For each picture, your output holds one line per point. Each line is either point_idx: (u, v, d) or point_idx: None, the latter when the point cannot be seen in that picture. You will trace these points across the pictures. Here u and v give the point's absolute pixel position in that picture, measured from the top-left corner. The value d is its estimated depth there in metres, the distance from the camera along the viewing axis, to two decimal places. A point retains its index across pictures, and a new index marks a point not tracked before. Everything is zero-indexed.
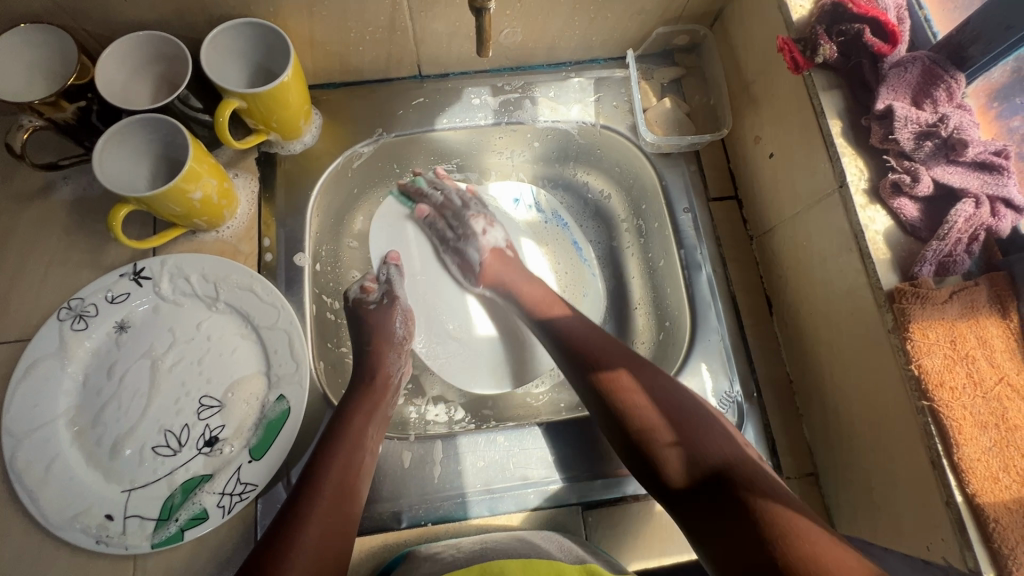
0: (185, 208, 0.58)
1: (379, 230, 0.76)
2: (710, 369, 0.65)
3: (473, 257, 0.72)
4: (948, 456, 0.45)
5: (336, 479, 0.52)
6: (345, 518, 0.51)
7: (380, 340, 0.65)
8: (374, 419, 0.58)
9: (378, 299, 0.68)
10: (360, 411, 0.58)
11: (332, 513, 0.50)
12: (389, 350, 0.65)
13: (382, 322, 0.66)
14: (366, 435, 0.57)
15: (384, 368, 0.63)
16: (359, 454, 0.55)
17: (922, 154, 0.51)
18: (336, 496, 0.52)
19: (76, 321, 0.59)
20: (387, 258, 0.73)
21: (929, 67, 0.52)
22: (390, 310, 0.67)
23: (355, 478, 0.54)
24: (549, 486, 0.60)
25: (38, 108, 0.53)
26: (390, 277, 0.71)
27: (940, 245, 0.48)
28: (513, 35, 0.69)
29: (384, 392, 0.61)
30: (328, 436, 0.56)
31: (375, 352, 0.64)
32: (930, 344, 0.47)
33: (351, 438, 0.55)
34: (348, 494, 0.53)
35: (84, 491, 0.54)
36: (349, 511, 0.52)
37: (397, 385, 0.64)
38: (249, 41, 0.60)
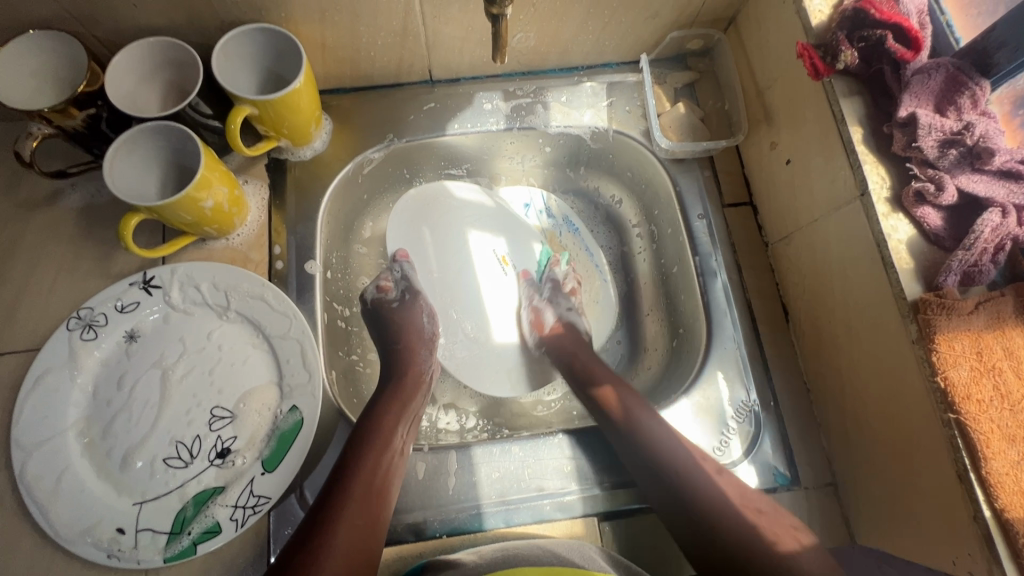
0: (196, 216, 0.57)
1: (395, 227, 0.74)
2: (726, 378, 0.64)
3: (547, 319, 0.72)
4: (976, 470, 0.45)
5: (366, 480, 0.53)
6: (375, 518, 0.52)
7: (409, 336, 0.66)
8: (403, 420, 0.59)
9: (399, 297, 0.69)
10: (390, 411, 0.59)
11: (361, 517, 0.51)
12: (421, 346, 0.67)
13: (409, 318, 0.68)
14: (394, 434, 0.57)
15: (415, 366, 0.65)
16: (388, 455, 0.55)
17: (946, 162, 0.50)
18: (365, 498, 0.52)
19: (85, 331, 0.58)
20: (397, 256, 0.72)
21: (953, 73, 0.51)
22: (415, 307, 0.69)
23: (384, 479, 0.54)
24: (565, 498, 0.59)
25: (48, 116, 0.52)
26: (407, 275, 0.71)
27: (965, 255, 0.47)
28: (525, 39, 0.68)
29: (414, 391, 0.62)
30: (356, 437, 0.56)
31: (403, 349, 0.65)
32: (956, 355, 0.46)
33: (381, 438, 0.56)
34: (378, 495, 0.53)
35: (95, 504, 0.54)
36: (379, 511, 0.52)
37: (428, 384, 0.65)
38: (260, 47, 0.59)
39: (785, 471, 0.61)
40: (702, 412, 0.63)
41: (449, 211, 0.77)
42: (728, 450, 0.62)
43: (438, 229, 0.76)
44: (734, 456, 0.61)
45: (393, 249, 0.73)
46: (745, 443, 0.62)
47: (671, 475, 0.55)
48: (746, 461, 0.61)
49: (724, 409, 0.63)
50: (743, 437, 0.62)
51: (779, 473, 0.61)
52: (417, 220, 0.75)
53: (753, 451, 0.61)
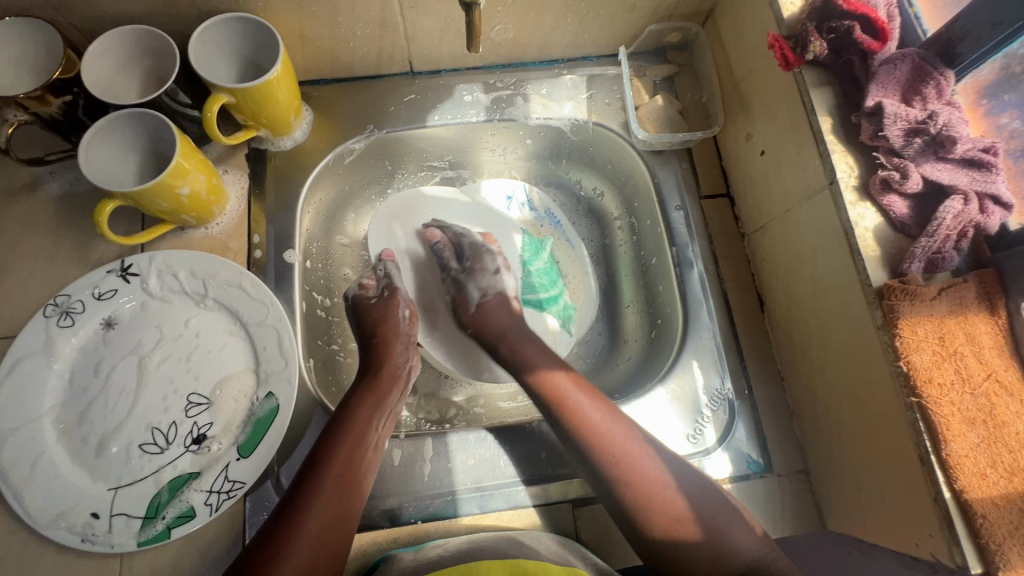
0: (173, 203, 0.58)
1: (382, 213, 0.75)
2: (701, 366, 0.65)
3: (473, 297, 0.69)
4: (937, 453, 0.45)
5: (338, 473, 0.52)
6: (348, 511, 0.52)
7: (387, 330, 0.64)
8: (379, 413, 0.58)
9: (378, 293, 0.67)
10: (365, 405, 0.58)
11: (332, 510, 0.51)
12: (397, 342, 0.64)
13: (386, 313, 0.66)
14: (371, 428, 0.57)
15: (392, 362, 0.63)
16: (363, 448, 0.55)
17: (911, 151, 0.51)
18: (337, 492, 0.52)
19: (62, 318, 0.59)
20: (381, 256, 0.71)
21: (919, 64, 0.52)
22: (392, 303, 0.66)
23: (359, 472, 0.54)
24: (540, 484, 0.60)
25: (23, 102, 0.53)
26: (389, 273, 0.69)
27: (929, 241, 0.48)
28: (504, 31, 0.69)
29: (391, 384, 0.61)
30: (332, 430, 0.56)
31: (381, 344, 0.63)
32: (919, 340, 0.47)
33: (356, 432, 0.55)
34: (351, 488, 0.53)
35: (69, 489, 0.54)
36: (352, 504, 0.52)
37: (405, 380, 0.63)
38: (239, 37, 0.60)
39: (757, 459, 0.62)
40: (678, 399, 0.64)
41: (423, 202, 0.77)
42: (703, 437, 0.62)
43: (416, 224, 0.76)
44: (708, 443, 0.62)
45: (381, 249, 0.73)
46: (720, 430, 0.63)
47: (625, 476, 0.53)
48: (720, 448, 0.62)
49: (699, 397, 0.64)
50: (717, 425, 0.63)
51: (752, 460, 0.62)
52: (399, 213, 0.76)
53: (727, 438, 0.62)
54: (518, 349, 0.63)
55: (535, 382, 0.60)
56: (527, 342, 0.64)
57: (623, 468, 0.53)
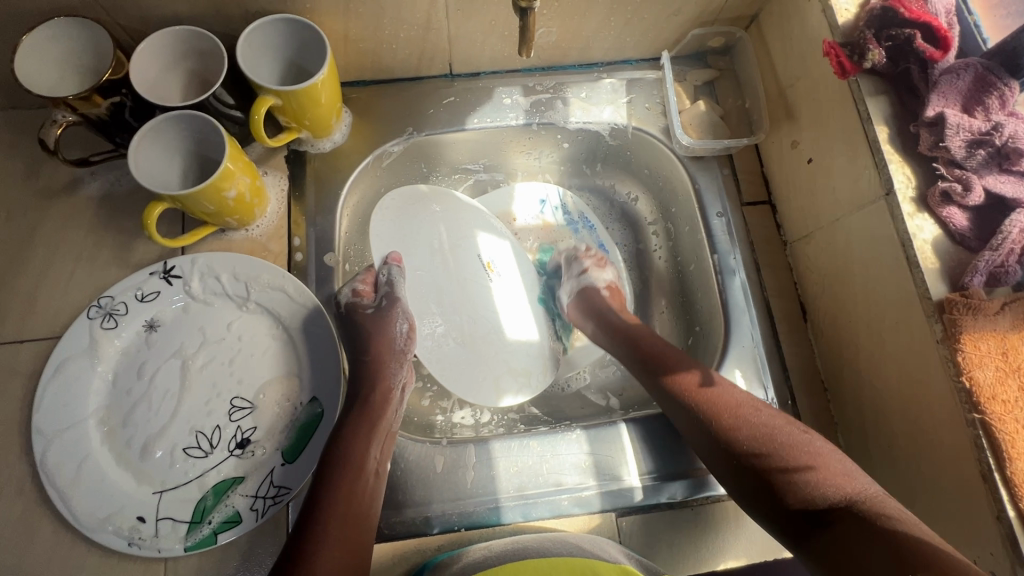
0: (218, 206, 0.57)
1: (380, 221, 0.68)
2: (743, 375, 0.64)
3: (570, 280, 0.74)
4: (1001, 470, 0.45)
5: (341, 513, 0.51)
6: (358, 544, 0.50)
7: (380, 348, 0.62)
8: (375, 439, 0.56)
9: (375, 303, 0.63)
10: (359, 432, 0.56)
11: (341, 549, 0.49)
12: (391, 360, 0.62)
13: (379, 329, 0.62)
14: (368, 456, 0.55)
15: (383, 383, 0.60)
16: (363, 478, 0.53)
17: (974, 162, 0.50)
18: (344, 530, 0.50)
19: (106, 319, 0.58)
20: (387, 257, 0.66)
21: (982, 73, 0.51)
22: (389, 318, 0.62)
23: (362, 504, 0.53)
24: (583, 493, 0.59)
25: (73, 103, 0.52)
26: (391, 279, 0.65)
27: (993, 255, 0.47)
28: (547, 35, 0.68)
29: (384, 408, 0.59)
30: (328, 464, 0.54)
31: (371, 364, 0.61)
32: (982, 356, 0.46)
33: (354, 462, 0.54)
34: (354, 520, 0.51)
35: (115, 492, 0.54)
36: (360, 536, 0.51)
37: (399, 398, 0.61)
38: (282, 38, 0.59)
39: None
40: None
41: (420, 209, 0.72)
42: None
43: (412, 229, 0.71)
44: None
45: (386, 252, 0.67)
46: None
47: (715, 412, 0.55)
48: None
49: None
50: None
51: None
52: (403, 212, 0.71)
53: None
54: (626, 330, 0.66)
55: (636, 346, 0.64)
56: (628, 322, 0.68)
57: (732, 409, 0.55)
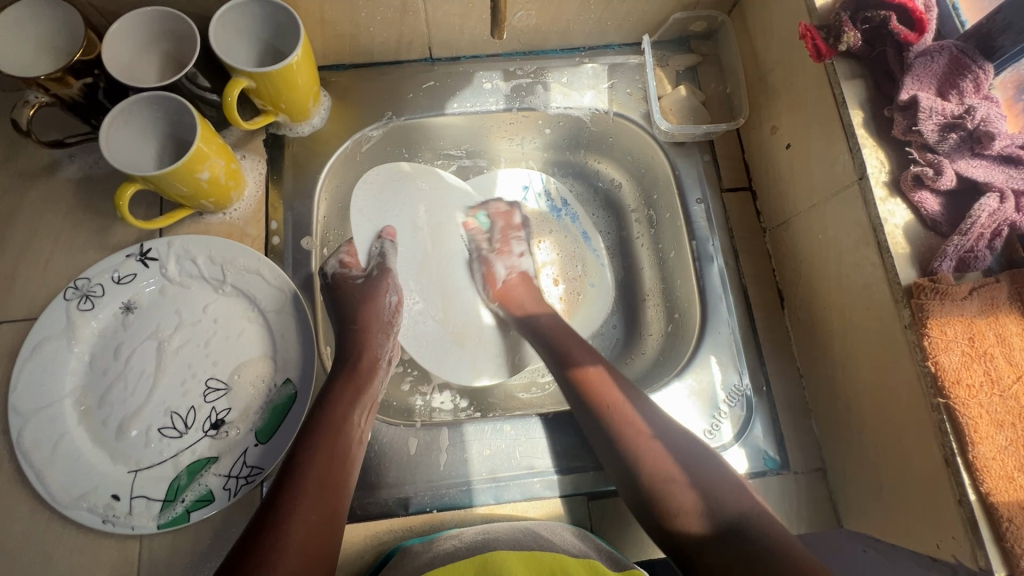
0: (193, 188, 0.57)
1: (360, 198, 0.71)
2: (719, 362, 0.65)
3: (500, 274, 0.73)
4: (963, 454, 0.45)
5: (318, 474, 0.51)
6: (334, 507, 0.51)
7: (369, 316, 0.63)
8: (359, 404, 0.57)
9: (364, 274, 0.66)
10: (344, 396, 0.57)
11: (317, 512, 0.49)
12: (378, 330, 0.63)
13: (372, 297, 0.64)
14: (350, 419, 0.56)
15: (371, 351, 0.61)
16: (344, 442, 0.54)
17: (946, 146, 0.49)
18: (320, 492, 0.50)
19: (82, 301, 0.59)
20: (381, 232, 0.70)
21: (957, 56, 0.50)
22: (382, 283, 0.66)
23: (342, 469, 0.53)
24: (556, 476, 0.60)
25: (44, 84, 0.52)
26: (383, 251, 0.69)
27: (962, 240, 0.47)
28: (527, 18, 0.67)
29: (371, 374, 0.60)
30: (312, 426, 0.54)
31: (361, 331, 0.62)
32: (948, 341, 0.46)
33: (336, 422, 0.55)
34: (333, 484, 0.51)
35: (90, 471, 0.54)
36: (337, 502, 0.51)
37: (385, 368, 0.62)
38: (256, 20, 0.59)
39: (774, 456, 0.61)
40: (696, 395, 0.64)
41: (397, 193, 0.73)
42: (720, 433, 0.62)
43: (390, 209, 0.72)
44: (724, 439, 0.62)
45: (381, 226, 0.71)
46: (736, 426, 0.62)
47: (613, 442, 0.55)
48: (737, 444, 0.61)
49: (717, 392, 0.64)
50: (734, 421, 0.63)
51: (769, 457, 0.61)
52: (387, 190, 0.73)
53: (744, 434, 0.62)
54: (560, 336, 0.65)
55: (586, 388, 0.59)
56: (569, 337, 0.65)
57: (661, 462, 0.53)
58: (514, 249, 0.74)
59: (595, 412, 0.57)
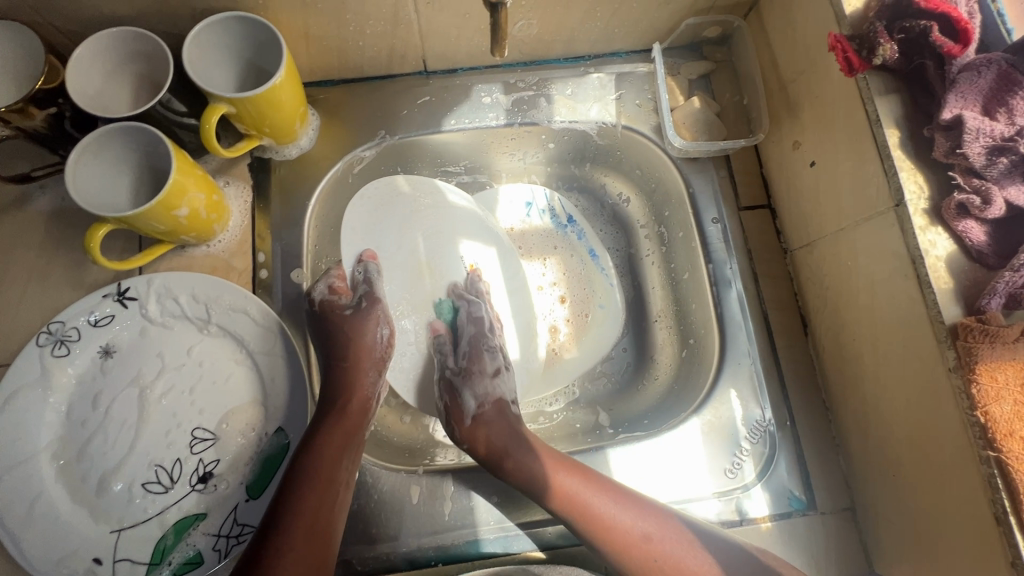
0: (171, 225, 0.53)
1: (353, 213, 0.65)
2: (739, 396, 0.61)
3: (467, 406, 0.60)
4: (1017, 515, 0.41)
5: (304, 530, 0.48)
6: (318, 564, 0.47)
7: (360, 351, 0.60)
8: (348, 450, 0.53)
9: (354, 303, 0.61)
10: (333, 440, 0.53)
11: (302, 567, 0.46)
12: (368, 366, 0.60)
13: (359, 331, 0.60)
14: (339, 468, 0.52)
15: (361, 390, 0.58)
16: (332, 491, 0.51)
17: (995, 172, 0.45)
18: (307, 548, 0.47)
19: (57, 346, 0.55)
20: (363, 256, 0.64)
21: (1007, 70, 0.45)
22: (370, 318, 0.61)
23: (328, 519, 0.50)
24: (568, 524, 0.56)
25: (4, 116, 0.48)
26: (369, 276, 0.63)
27: (1014, 276, 0.43)
28: (527, 28, 0.63)
29: (360, 416, 0.56)
30: (297, 474, 0.50)
31: (351, 368, 0.59)
32: (1000, 389, 0.42)
33: (325, 471, 0.51)
34: (322, 535, 0.48)
35: (70, 532, 0.51)
36: (326, 552, 0.48)
37: (375, 407, 0.59)
38: (238, 39, 0.54)
39: (800, 495, 0.58)
40: (712, 430, 0.60)
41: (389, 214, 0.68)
42: (742, 473, 0.58)
43: (380, 228, 0.67)
44: (746, 478, 0.58)
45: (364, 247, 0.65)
46: (759, 465, 0.59)
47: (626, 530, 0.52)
48: (761, 484, 0.58)
49: (737, 429, 0.60)
50: (756, 459, 0.59)
51: (794, 497, 0.58)
52: (381, 209, 0.67)
53: (767, 473, 0.58)
54: (528, 476, 0.55)
55: (550, 490, 0.54)
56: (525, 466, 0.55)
57: (645, 562, 0.51)
58: (489, 364, 0.63)
59: (554, 507, 0.53)
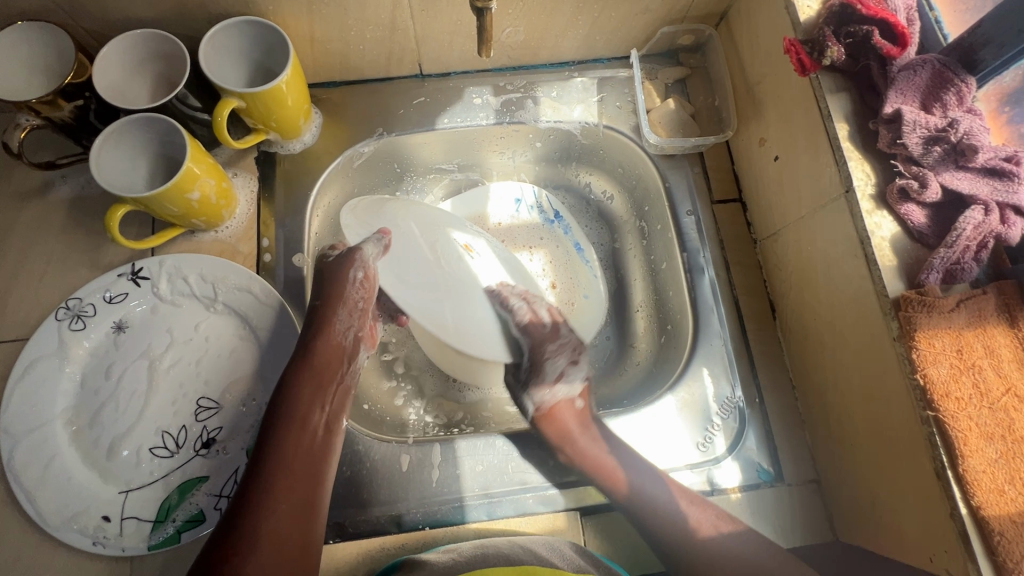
0: (182, 208, 0.58)
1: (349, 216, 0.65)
2: (711, 374, 0.65)
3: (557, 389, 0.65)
4: (953, 467, 0.45)
5: (285, 471, 0.53)
6: (309, 499, 0.52)
7: (333, 292, 0.61)
8: (321, 396, 0.57)
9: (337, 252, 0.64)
10: (305, 386, 0.57)
11: (286, 503, 0.51)
12: (340, 308, 0.61)
13: (334, 275, 0.61)
14: (313, 413, 0.57)
15: (333, 335, 0.60)
16: (307, 435, 0.55)
17: (931, 159, 0.49)
18: (288, 487, 0.52)
19: (74, 321, 0.59)
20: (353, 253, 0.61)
21: (940, 69, 0.51)
22: (342, 263, 0.61)
23: (311, 461, 0.54)
24: (547, 491, 0.60)
25: (35, 106, 0.53)
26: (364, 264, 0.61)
27: (947, 253, 0.47)
28: (515, 34, 0.68)
29: (333, 362, 0.59)
30: (274, 419, 0.55)
31: (324, 308, 0.61)
32: (937, 353, 0.46)
33: (299, 416, 0.56)
34: (302, 475, 0.53)
35: (80, 492, 0.54)
36: (312, 490, 0.53)
37: (349, 349, 0.62)
38: (249, 41, 0.60)
39: (768, 468, 0.61)
40: (687, 407, 0.64)
41: (384, 218, 0.65)
42: (713, 446, 0.62)
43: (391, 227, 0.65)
44: (717, 451, 0.62)
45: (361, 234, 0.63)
46: (729, 439, 0.62)
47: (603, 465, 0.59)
48: (731, 456, 0.61)
49: (708, 405, 0.64)
50: (727, 434, 0.62)
51: (762, 470, 0.61)
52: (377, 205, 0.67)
53: (737, 447, 0.62)
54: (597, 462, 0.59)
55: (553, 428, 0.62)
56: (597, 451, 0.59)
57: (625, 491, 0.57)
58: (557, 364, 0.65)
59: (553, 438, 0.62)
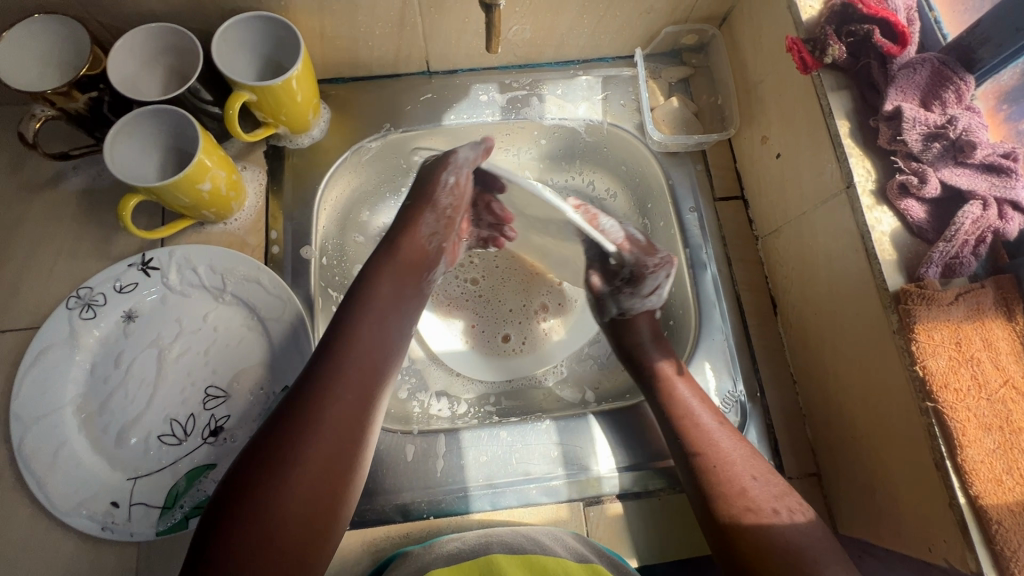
0: (193, 199, 0.58)
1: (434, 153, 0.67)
2: (713, 368, 0.65)
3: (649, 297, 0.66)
4: (952, 458, 0.45)
5: (355, 358, 0.50)
6: (371, 392, 0.50)
7: (424, 199, 0.62)
8: (399, 294, 0.56)
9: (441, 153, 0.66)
10: (386, 280, 0.56)
11: (353, 393, 0.48)
12: (429, 212, 0.62)
13: (432, 175, 0.63)
14: (391, 311, 0.55)
15: (416, 245, 0.60)
16: (383, 332, 0.53)
17: (930, 155, 0.51)
18: (358, 375, 0.49)
19: (84, 310, 0.59)
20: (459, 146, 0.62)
21: (939, 68, 0.52)
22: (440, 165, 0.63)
23: (382, 358, 0.52)
24: (551, 482, 0.61)
25: (51, 98, 0.54)
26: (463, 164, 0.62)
27: (947, 247, 0.48)
28: (521, 32, 0.69)
29: (411, 266, 0.59)
30: (352, 300, 0.54)
31: (414, 212, 0.62)
32: (935, 345, 0.46)
33: (377, 309, 0.54)
34: (371, 368, 0.51)
35: (90, 478, 0.55)
36: (374, 386, 0.50)
37: (430, 260, 0.61)
38: (260, 36, 0.61)
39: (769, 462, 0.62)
40: None
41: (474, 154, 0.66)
42: None
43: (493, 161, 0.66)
44: None
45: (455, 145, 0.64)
46: None
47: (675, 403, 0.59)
48: None
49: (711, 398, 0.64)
50: None
51: None
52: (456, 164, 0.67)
53: None
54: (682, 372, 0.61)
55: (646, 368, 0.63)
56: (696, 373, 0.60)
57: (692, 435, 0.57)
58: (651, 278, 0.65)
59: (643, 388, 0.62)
